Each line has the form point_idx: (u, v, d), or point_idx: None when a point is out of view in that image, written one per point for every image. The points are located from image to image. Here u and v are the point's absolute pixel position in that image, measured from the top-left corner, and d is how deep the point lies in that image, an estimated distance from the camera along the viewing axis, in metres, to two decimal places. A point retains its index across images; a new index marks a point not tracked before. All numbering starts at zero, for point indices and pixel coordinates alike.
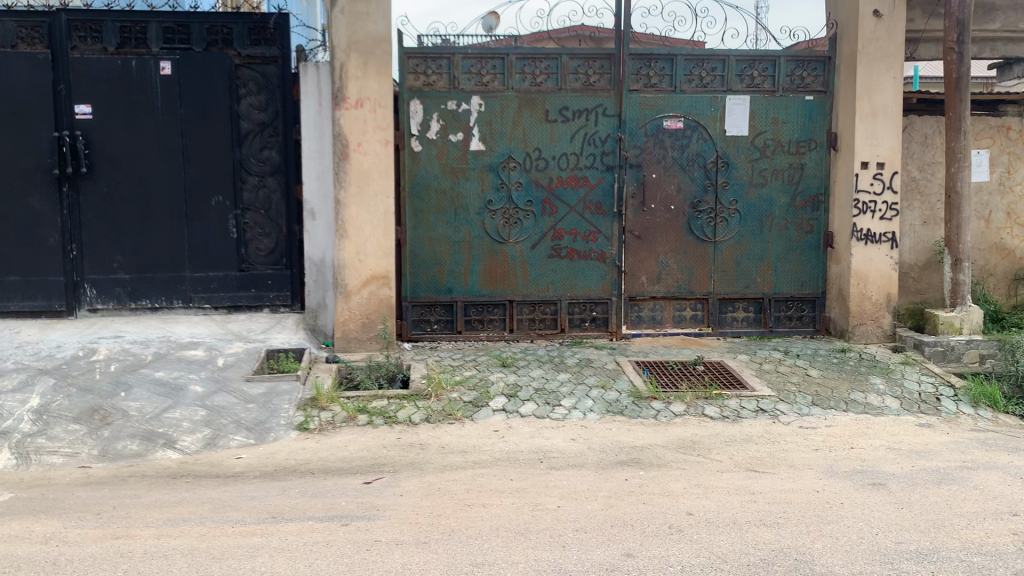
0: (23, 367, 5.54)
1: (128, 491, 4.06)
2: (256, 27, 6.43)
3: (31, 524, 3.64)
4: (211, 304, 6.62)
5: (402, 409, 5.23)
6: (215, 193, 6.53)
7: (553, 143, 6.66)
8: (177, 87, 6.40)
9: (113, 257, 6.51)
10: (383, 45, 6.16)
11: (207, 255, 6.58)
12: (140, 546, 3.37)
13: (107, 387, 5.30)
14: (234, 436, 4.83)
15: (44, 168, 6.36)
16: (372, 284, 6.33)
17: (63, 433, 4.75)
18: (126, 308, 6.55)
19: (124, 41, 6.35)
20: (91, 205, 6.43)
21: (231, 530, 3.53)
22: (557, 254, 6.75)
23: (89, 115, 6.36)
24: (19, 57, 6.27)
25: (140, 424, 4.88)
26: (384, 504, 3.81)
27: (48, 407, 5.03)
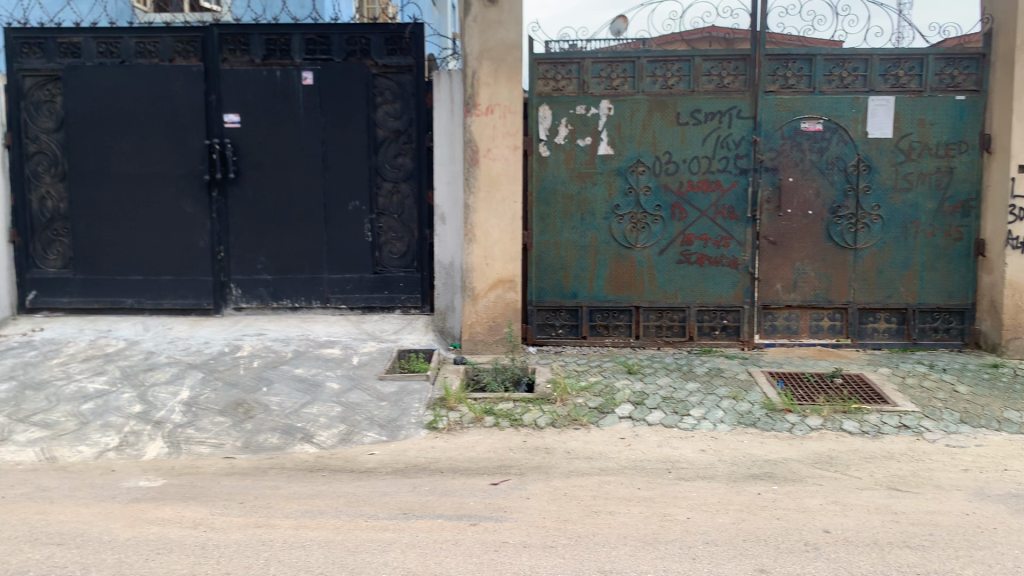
0: (175, 361, 5.90)
1: (269, 482, 4.26)
2: (393, 37, 6.61)
3: (182, 509, 3.87)
4: (347, 305, 6.86)
5: (528, 412, 5.26)
6: (351, 198, 6.76)
7: (684, 146, 6.55)
8: (318, 97, 6.67)
9: (257, 259, 6.84)
10: (515, 52, 6.22)
11: (344, 258, 6.81)
12: (280, 535, 3.52)
13: (250, 382, 5.57)
14: (368, 432, 4.98)
15: (196, 174, 6.76)
16: (499, 287, 6.39)
17: (210, 424, 5.03)
18: (268, 308, 6.88)
19: (270, 53, 6.66)
20: (238, 209, 6.79)
21: (365, 524, 3.64)
22: (687, 259, 6.63)
23: (237, 124, 6.72)
24: (176, 70, 6.70)
25: (280, 417, 5.10)
26: (512, 506, 3.84)
27: (196, 399, 5.33)
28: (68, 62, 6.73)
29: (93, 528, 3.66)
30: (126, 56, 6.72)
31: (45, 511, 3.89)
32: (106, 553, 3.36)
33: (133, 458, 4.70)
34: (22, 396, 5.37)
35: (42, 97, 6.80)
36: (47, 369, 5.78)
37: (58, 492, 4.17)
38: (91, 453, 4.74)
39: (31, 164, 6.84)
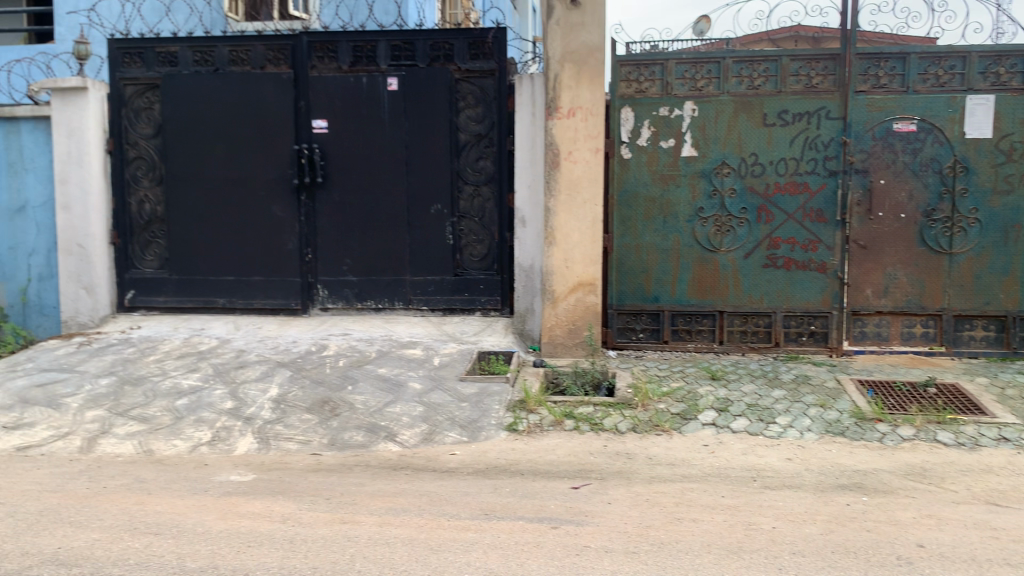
0: (265, 359, 6.08)
1: (354, 479, 4.35)
2: (475, 41, 6.68)
3: (271, 504, 3.98)
4: (428, 306, 6.95)
5: (609, 416, 5.24)
6: (434, 201, 6.84)
7: (771, 147, 6.42)
8: (403, 102, 6.79)
9: (342, 260, 6.99)
10: (597, 54, 6.21)
11: (426, 260, 6.90)
12: (365, 531, 3.59)
13: (335, 380, 5.70)
14: (449, 432, 5.03)
15: (285, 178, 6.95)
16: (579, 290, 6.37)
17: (297, 421, 5.16)
18: (353, 308, 7.02)
19: (357, 59, 6.81)
20: (325, 212, 6.95)
21: (447, 523, 3.68)
22: (773, 263, 6.50)
23: (325, 129, 6.88)
24: (267, 77, 6.91)
25: (365, 416, 5.20)
26: (594, 510, 3.83)
27: (284, 397, 5.47)
28: (166, 71, 7.01)
29: (188, 519, 3.80)
30: (221, 65, 6.97)
31: (143, 501, 4.05)
32: (199, 544, 3.48)
33: (225, 453, 4.87)
34: (121, 390, 5.61)
35: (141, 105, 7.10)
36: (145, 365, 6.02)
37: (155, 483, 4.34)
38: (185, 447, 4.92)
39: (130, 169, 7.14)
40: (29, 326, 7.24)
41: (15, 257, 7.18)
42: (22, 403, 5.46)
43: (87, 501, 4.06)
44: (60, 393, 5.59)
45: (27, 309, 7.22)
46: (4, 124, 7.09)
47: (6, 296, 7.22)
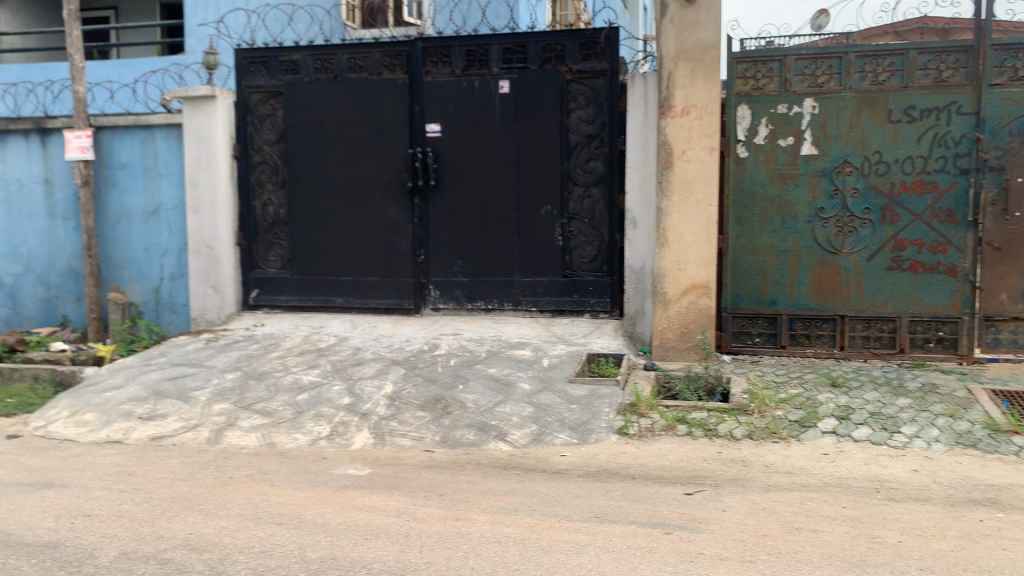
0: (380, 357, 6.22)
1: (466, 477, 4.40)
2: (587, 42, 6.65)
3: (387, 498, 4.08)
4: (537, 308, 6.96)
5: (723, 422, 5.12)
6: (544, 203, 6.85)
7: (896, 145, 6.15)
8: (515, 104, 6.84)
9: (454, 261, 7.09)
10: (712, 52, 6.09)
11: (537, 261, 6.92)
12: (478, 529, 3.63)
13: (447, 379, 5.78)
14: (559, 433, 5.03)
15: (400, 181, 7.11)
16: (692, 293, 6.26)
17: (411, 418, 5.27)
18: (464, 309, 7.11)
19: (470, 63, 6.91)
20: (438, 214, 7.08)
21: (558, 524, 3.68)
22: (898, 266, 6.23)
23: (439, 132, 7.01)
24: (383, 82, 7.09)
25: (475, 415, 5.26)
26: (708, 517, 3.75)
27: (399, 394, 5.59)
28: (289, 79, 7.29)
29: (308, 510, 3.93)
30: (339, 71, 7.19)
31: (266, 492, 4.22)
32: (319, 535, 3.60)
33: (342, 447, 5.05)
34: (246, 385, 5.86)
35: (265, 111, 7.41)
36: (267, 361, 6.27)
37: (277, 475, 4.52)
38: (305, 441, 5.13)
39: (255, 173, 7.45)
40: (161, 322, 7.65)
41: (150, 257, 7.61)
42: (156, 395, 5.78)
43: (216, 490, 4.26)
44: (190, 386, 5.89)
45: (159, 307, 7.63)
46: (141, 131, 7.52)
47: (141, 294, 7.66)
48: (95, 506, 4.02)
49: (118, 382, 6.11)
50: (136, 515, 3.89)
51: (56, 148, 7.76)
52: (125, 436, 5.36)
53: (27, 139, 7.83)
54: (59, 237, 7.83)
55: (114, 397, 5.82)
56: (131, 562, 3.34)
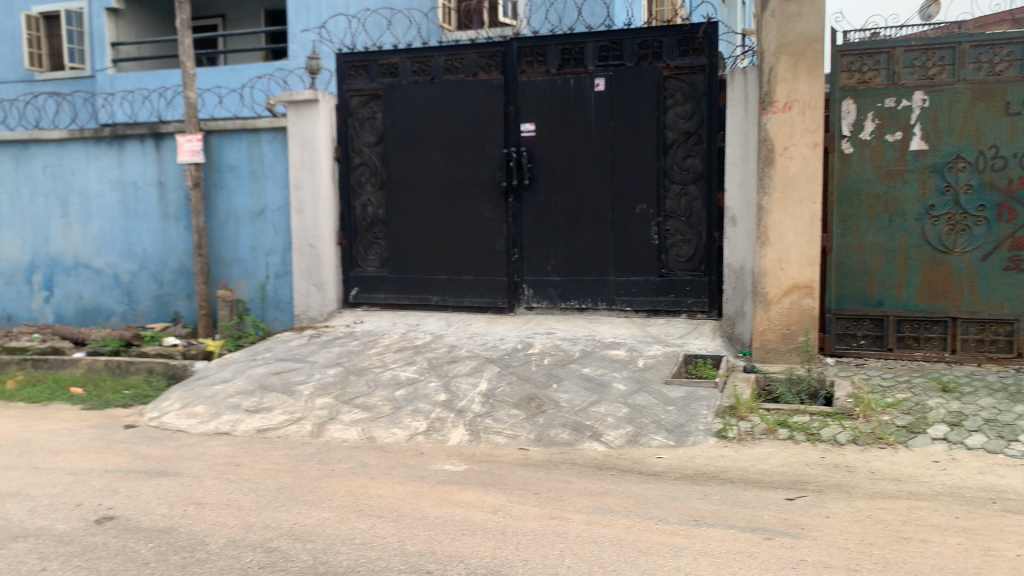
0: (475, 355, 6.27)
1: (561, 476, 4.41)
2: (685, 38, 6.57)
3: (484, 494, 4.12)
4: (632, 307, 6.90)
5: (826, 427, 4.97)
6: (640, 201, 6.79)
7: (1014, 138, 5.86)
8: (610, 103, 6.81)
9: (548, 260, 7.10)
10: (816, 45, 5.93)
11: (631, 260, 6.86)
12: (574, 528, 3.63)
13: (541, 378, 5.77)
14: (655, 435, 4.98)
15: (495, 181, 7.17)
16: (794, 293, 6.10)
17: (505, 416, 5.31)
18: (558, 308, 7.12)
19: (565, 62, 6.92)
20: (532, 213, 7.10)
21: (655, 526, 3.64)
22: (1016, 266, 5.93)
23: (533, 132, 7.04)
24: (479, 83, 7.16)
25: (570, 414, 5.25)
26: (810, 523, 3.65)
27: (494, 392, 5.63)
28: (388, 82, 7.44)
29: (407, 504, 4.00)
30: (436, 73, 7.30)
31: (366, 485, 4.32)
32: (418, 529, 3.66)
33: (439, 443, 5.14)
34: (346, 380, 6.01)
35: (365, 114, 7.58)
36: (367, 357, 6.41)
37: (377, 468, 4.62)
38: (403, 436, 5.24)
39: (355, 175, 7.63)
40: (266, 318, 7.92)
41: (256, 256, 7.88)
42: (261, 388, 5.99)
43: (319, 482, 4.39)
44: (293, 380, 6.08)
45: (265, 304, 7.90)
46: (248, 135, 7.80)
47: (248, 291, 7.95)
48: (206, 494, 4.20)
49: (226, 376, 6.36)
50: (244, 504, 4.04)
51: (169, 152, 8.13)
52: (233, 428, 5.57)
53: (143, 144, 8.22)
54: (172, 236, 8.20)
55: (222, 390, 6.06)
56: (240, 549, 3.46)
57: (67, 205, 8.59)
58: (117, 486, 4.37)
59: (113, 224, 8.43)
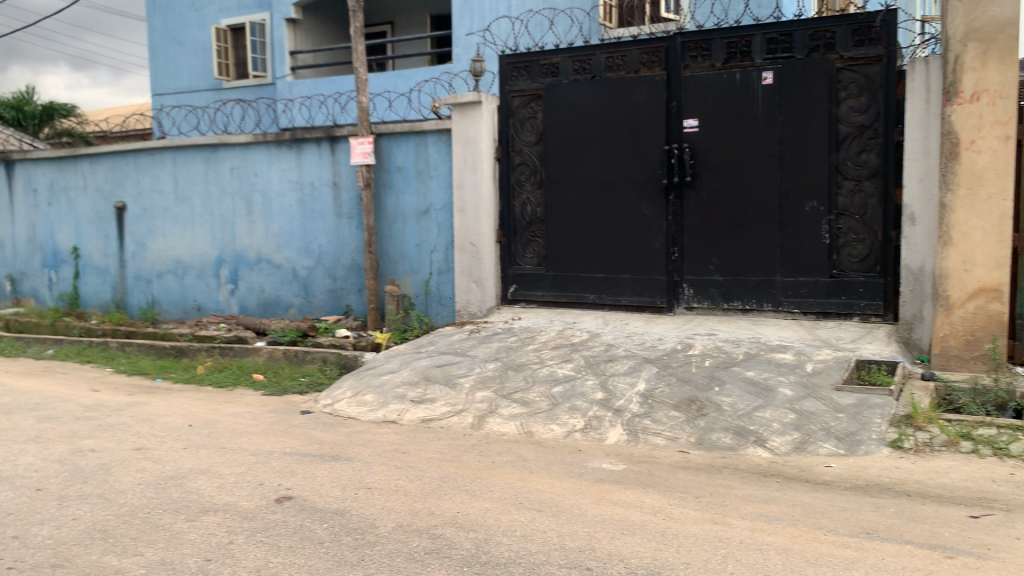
0: (633, 354, 6.20)
1: (722, 481, 4.31)
2: (861, 27, 6.27)
3: (643, 495, 4.09)
4: (800, 309, 6.64)
5: (1016, 441, 4.62)
6: (809, 198, 6.54)
7: None
8: (778, 97, 6.60)
9: (710, 259, 6.95)
10: (1010, 30, 5.50)
11: (799, 260, 6.62)
12: (737, 534, 3.54)
13: (702, 380, 5.63)
14: (824, 443, 4.78)
15: (655, 178, 7.09)
16: (980, 297, 5.69)
17: (665, 417, 5.24)
18: (719, 308, 6.95)
19: (731, 56, 6.77)
20: (693, 211, 6.97)
21: (824, 537, 3.50)
22: None
23: (696, 128, 6.91)
24: (641, 80, 7.09)
25: (733, 418, 5.12)
26: (998, 544, 3.40)
27: (652, 392, 5.56)
28: (549, 81, 7.50)
29: (566, 500, 4.03)
30: (598, 71, 7.30)
31: (525, 478, 4.38)
32: (576, 525, 3.69)
33: (597, 441, 5.15)
34: (506, 374, 6.11)
35: (526, 114, 7.66)
36: (525, 353, 6.49)
37: (536, 463, 4.68)
38: (561, 432, 5.28)
39: (515, 174, 7.73)
40: (429, 313, 8.18)
41: (421, 253, 8.16)
42: (426, 380, 6.20)
43: (480, 473, 4.50)
44: (455, 373, 6.24)
45: (428, 299, 8.16)
46: (415, 136, 8.07)
47: (413, 287, 8.24)
48: (375, 480, 4.39)
49: (393, 367, 6.63)
50: (410, 491, 4.20)
51: (343, 154, 8.55)
52: (399, 417, 5.80)
53: (319, 146, 8.68)
54: (344, 234, 8.62)
55: (389, 380, 6.33)
56: (407, 534, 3.60)
57: (251, 204, 9.21)
58: (295, 467, 4.65)
59: (292, 222, 8.96)
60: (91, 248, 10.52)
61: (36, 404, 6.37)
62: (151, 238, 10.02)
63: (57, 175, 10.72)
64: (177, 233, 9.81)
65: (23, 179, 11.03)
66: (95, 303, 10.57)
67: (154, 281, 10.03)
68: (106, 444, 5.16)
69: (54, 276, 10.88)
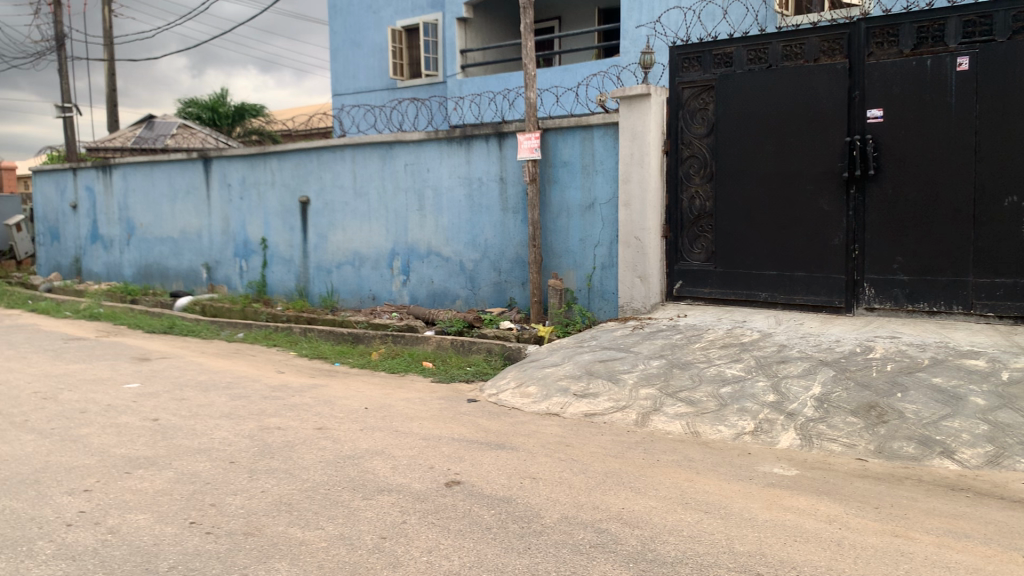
0: (807, 356, 5.93)
1: (905, 492, 4.06)
2: None
3: (818, 502, 3.92)
4: (995, 313, 6.19)
5: None
6: (1008, 193, 6.09)
7: None
8: (975, 84, 6.16)
9: (894, 257, 6.57)
10: None
11: (995, 259, 6.18)
12: (922, 550, 3.33)
13: (884, 385, 5.30)
14: (1022, 458, 4.41)
15: (835, 172, 6.76)
16: None
17: (842, 423, 5.00)
18: (903, 310, 6.56)
19: (921, 41, 6.35)
20: (877, 206, 6.61)
21: (1021, 559, 3.23)
22: None
23: (881, 118, 6.54)
24: (821, 69, 6.78)
25: (917, 427, 4.80)
26: None
27: (828, 396, 5.30)
28: (722, 72, 7.29)
29: (735, 503, 3.93)
30: (774, 61, 7.04)
31: (692, 479, 4.30)
32: (747, 529, 3.58)
33: (767, 445, 4.99)
34: (671, 372, 6.00)
35: (697, 106, 7.47)
36: (691, 351, 6.35)
37: (703, 464, 4.59)
38: (729, 434, 5.15)
39: (684, 167, 7.56)
40: (592, 308, 8.16)
41: (585, 248, 8.16)
42: (589, 374, 6.21)
43: (645, 470, 4.46)
44: (619, 369, 6.20)
45: (591, 293, 8.16)
46: (581, 131, 8.08)
47: (576, 281, 8.26)
48: (540, 470, 4.44)
49: (556, 360, 6.68)
50: (575, 484, 4.21)
51: (511, 149, 8.67)
52: (562, 410, 5.85)
53: (488, 142, 8.85)
54: (511, 228, 8.75)
55: (553, 372, 6.38)
56: (572, 526, 3.62)
57: (423, 199, 9.53)
58: (463, 454, 4.78)
59: (461, 215, 9.19)
60: (277, 239, 11.23)
61: (229, 383, 6.88)
62: (331, 230, 10.58)
63: (248, 171, 11.51)
64: (355, 226, 10.30)
65: (219, 175, 11.91)
66: (280, 291, 11.27)
67: (333, 271, 10.59)
68: (290, 423, 5.50)
69: (245, 265, 11.70)
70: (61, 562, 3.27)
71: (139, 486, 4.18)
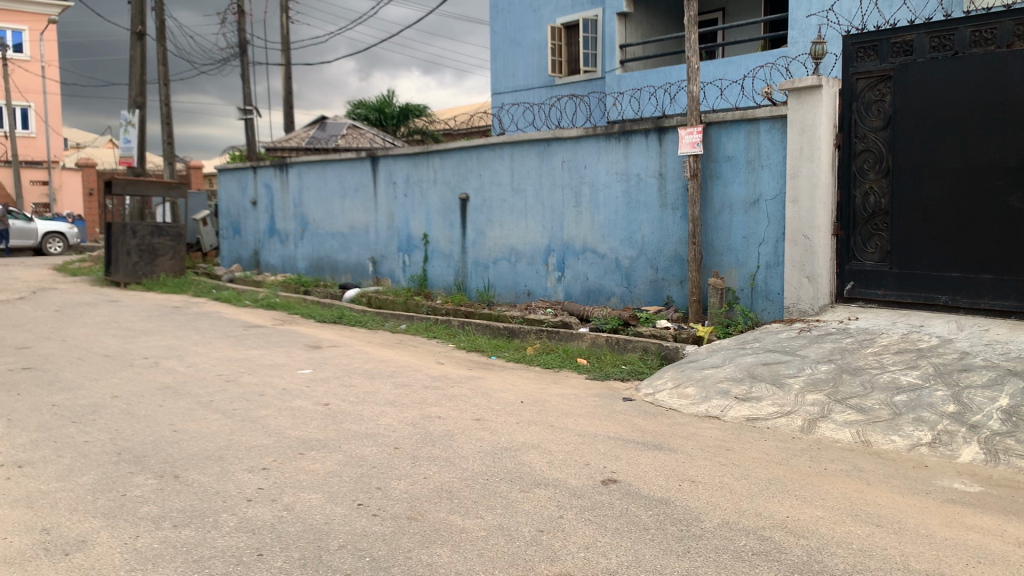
0: (993, 365, 5.49)
1: None
2: None
3: (1005, 522, 3.63)
4: None
5: None
6: None
7: None
8: None
9: None
10: None
11: None
12: None
13: None
14: None
15: None
16: None
17: None
18: None
19: None
20: None
21: None
22: None
23: None
24: (1016, 55, 6.27)
25: None
26: None
27: (1018, 409, 4.88)
28: (901, 61, 6.88)
29: (910, 518, 3.70)
30: (961, 48, 6.58)
31: (862, 489, 4.10)
32: (923, 546, 3.36)
33: (946, 458, 4.68)
34: (840, 378, 5.71)
35: (872, 97, 7.06)
36: (862, 356, 6.02)
37: (874, 475, 4.35)
38: (904, 445, 4.86)
39: (857, 162, 7.18)
40: (755, 308, 7.91)
41: (748, 246, 7.92)
42: (751, 377, 6.01)
43: (811, 478, 4.28)
44: (783, 372, 5.97)
45: (755, 294, 7.90)
46: (747, 125, 7.84)
47: (738, 280, 8.02)
48: (699, 473, 4.35)
49: (716, 361, 6.51)
50: (735, 489, 4.10)
51: (671, 144, 8.52)
52: (722, 413, 5.70)
53: (647, 137, 8.74)
54: (670, 225, 8.61)
55: (713, 374, 6.23)
56: (734, 532, 3.52)
57: (580, 195, 9.53)
58: (620, 452, 4.74)
59: (619, 212, 9.12)
60: (439, 235, 11.56)
61: (393, 372, 7.15)
62: (490, 226, 10.77)
63: (412, 170, 11.90)
64: (513, 222, 10.44)
65: (385, 173, 12.39)
66: (441, 285, 11.58)
67: (491, 266, 10.78)
68: (450, 412, 5.65)
69: (408, 259, 12.12)
70: (243, 534, 3.50)
71: (312, 467, 4.41)
